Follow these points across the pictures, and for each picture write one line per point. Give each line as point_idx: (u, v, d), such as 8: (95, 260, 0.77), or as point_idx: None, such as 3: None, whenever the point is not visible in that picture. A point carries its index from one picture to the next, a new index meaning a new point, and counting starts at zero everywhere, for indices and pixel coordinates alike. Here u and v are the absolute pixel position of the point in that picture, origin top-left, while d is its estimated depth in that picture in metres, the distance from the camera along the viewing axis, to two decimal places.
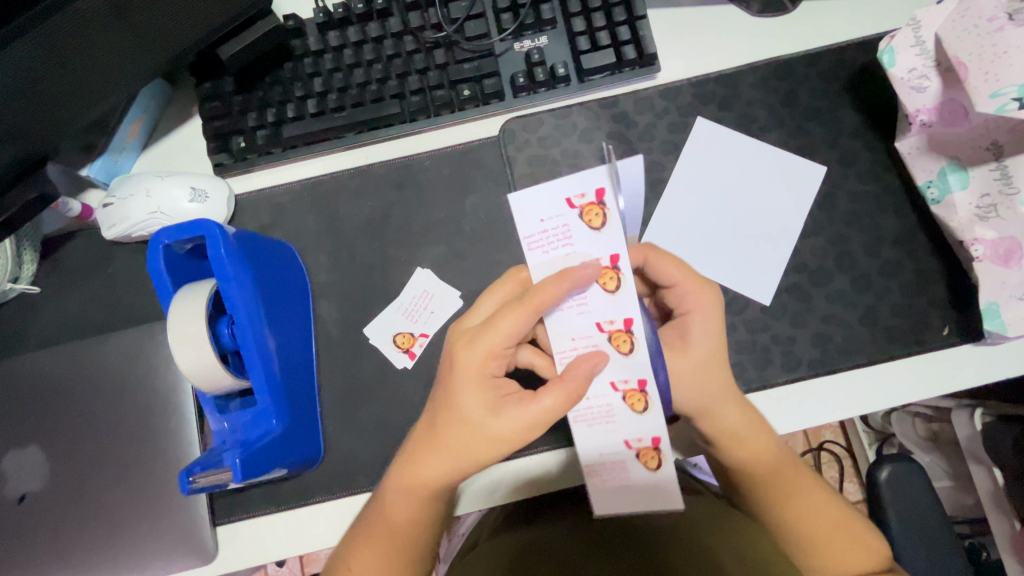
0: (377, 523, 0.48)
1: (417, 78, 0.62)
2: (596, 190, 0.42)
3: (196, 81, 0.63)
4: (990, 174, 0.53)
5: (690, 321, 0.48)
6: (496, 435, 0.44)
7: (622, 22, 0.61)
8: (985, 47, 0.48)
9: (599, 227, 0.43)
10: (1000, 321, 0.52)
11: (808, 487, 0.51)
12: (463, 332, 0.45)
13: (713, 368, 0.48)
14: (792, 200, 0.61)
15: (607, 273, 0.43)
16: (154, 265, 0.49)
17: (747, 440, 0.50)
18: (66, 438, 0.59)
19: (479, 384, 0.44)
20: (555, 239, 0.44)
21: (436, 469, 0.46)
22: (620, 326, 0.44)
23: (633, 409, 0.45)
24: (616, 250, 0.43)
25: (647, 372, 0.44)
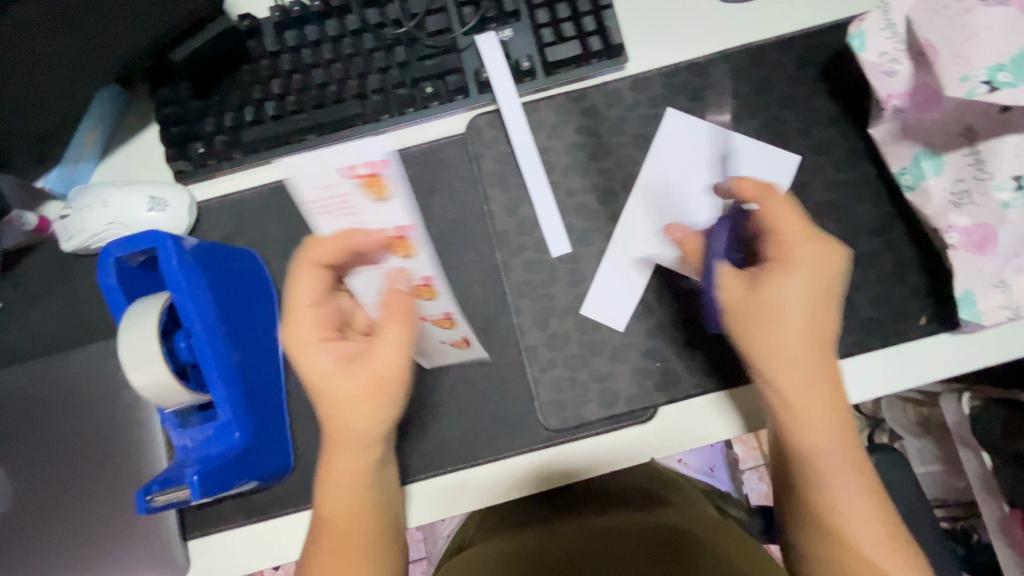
0: (320, 522, 0.46)
1: (378, 76, 0.60)
2: (372, 165, 0.41)
3: (150, 86, 0.61)
4: (965, 159, 0.51)
5: (791, 271, 0.45)
6: (345, 394, 0.43)
7: (587, 12, 0.60)
8: (956, 29, 0.47)
9: (382, 198, 0.43)
10: (976, 310, 0.51)
11: (863, 490, 0.45)
12: (300, 308, 0.45)
13: (806, 330, 0.44)
14: None
15: (397, 241, 0.45)
16: (105, 280, 0.48)
17: (817, 415, 0.44)
18: (32, 456, 0.58)
19: (321, 348, 0.44)
20: (375, 182, 0.61)
21: (351, 458, 0.44)
22: (420, 278, 0.46)
23: (446, 331, 0.52)
24: (413, 206, 0.55)
25: (444, 302, 0.48)
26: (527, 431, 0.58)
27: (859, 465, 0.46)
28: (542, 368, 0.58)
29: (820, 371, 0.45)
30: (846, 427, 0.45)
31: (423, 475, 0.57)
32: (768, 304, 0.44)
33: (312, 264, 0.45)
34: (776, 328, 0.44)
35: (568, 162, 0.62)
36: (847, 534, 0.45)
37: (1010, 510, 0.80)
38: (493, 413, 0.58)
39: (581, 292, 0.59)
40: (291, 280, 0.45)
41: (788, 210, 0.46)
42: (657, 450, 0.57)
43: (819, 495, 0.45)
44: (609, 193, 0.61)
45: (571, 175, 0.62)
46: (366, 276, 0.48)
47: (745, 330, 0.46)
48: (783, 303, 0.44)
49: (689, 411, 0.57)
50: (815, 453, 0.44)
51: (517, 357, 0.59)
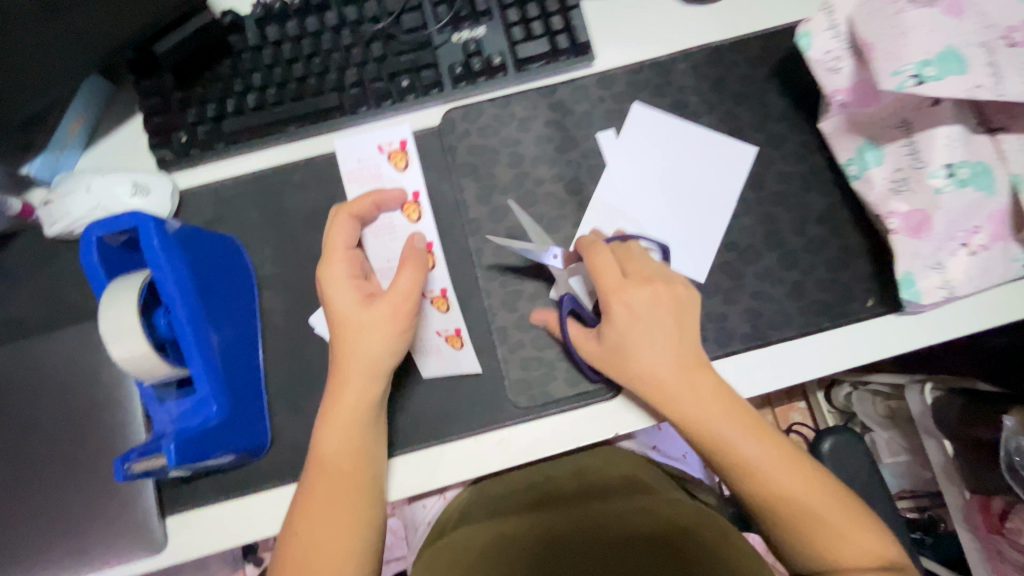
0: (313, 463, 0.51)
1: (355, 70, 0.63)
2: (398, 142, 0.62)
3: (134, 77, 0.63)
4: (902, 150, 0.55)
5: (627, 308, 0.50)
6: (368, 322, 0.51)
7: (555, 12, 0.63)
8: (888, 28, 0.51)
9: (405, 168, 0.62)
10: (915, 290, 0.55)
11: (801, 483, 0.46)
12: (337, 251, 0.53)
13: (668, 363, 0.49)
14: (725, 181, 0.63)
15: (410, 206, 0.62)
16: (87, 258, 0.49)
17: (727, 442, 0.47)
18: (11, 435, 0.59)
19: (349, 285, 0.52)
20: (369, 174, 0.62)
21: (361, 387, 0.51)
22: (410, 200, 0.62)
23: (439, 310, 0.61)
24: (417, 188, 0.62)
25: (442, 280, 0.61)
26: (496, 410, 0.60)
27: (796, 464, 0.47)
28: (511, 349, 0.61)
29: (702, 401, 0.48)
30: (764, 439, 0.48)
31: (396, 451, 0.60)
32: (625, 337, 0.50)
33: (346, 213, 0.55)
34: (645, 361, 0.49)
35: (537, 154, 0.65)
36: (830, 552, 0.45)
37: (970, 496, 0.81)
38: (463, 392, 0.60)
39: (549, 276, 0.62)
40: (329, 228, 0.54)
41: (606, 258, 0.52)
42: (625, 426, 0.59)
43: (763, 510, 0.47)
44: (576, 183, 0.64)
45: (540, 166, 0.65)
46: (377, 241, 0.60)
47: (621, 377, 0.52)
48: (644, 331, 0.49)
49: None
50: (737, 465, 0.47)
51: (487, 339, 0.62)
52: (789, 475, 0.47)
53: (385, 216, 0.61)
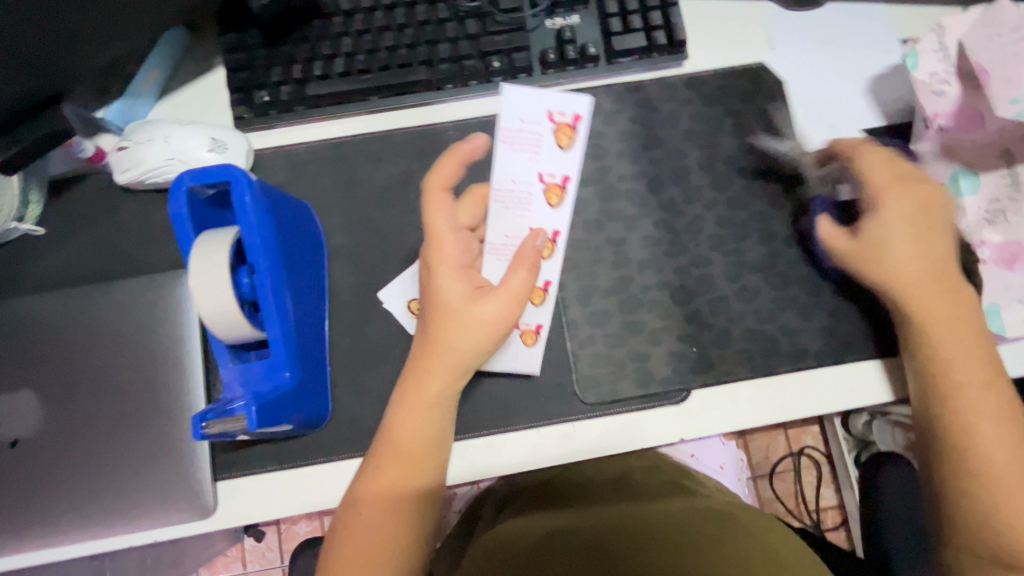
0: (385, 445, 0.50)
1: (447, 45, 0.61)
2: (570, 116, 0.60)
3: (220, 30, 0.62)
4: (1001, 180, 0.55)
5: (893, 208, 0.52)
6: (478, 319, 0.49)
7: (654, 7, 0.62)
8: (1008, 54, 0.50)
9: (567, 148, 0.60)
10: (1001, 323, 0.54)
11: (1001, 424, 0.49)
12: (444, 233, 0.51)
13: (925, 269, 0.51)
14: (879, 29, 0.64)
15: (552, 188, 0.60)
16: (176, 207, 0.48)
17: (955, 355, 0.50)
18: (64, 384, 0.58)
19: (458, 274, 0.50)
20: (528, 140, 0.59)
21: (444, 377, 0.50)
22: (557, 180, 0.60)
23: (534, 302, 0.59)
24: (569, 172, 0.60)
25: (551, 275, 0.60)
26: (561, 403, 0.59)
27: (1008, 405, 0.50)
28: (582, 344, 0.60)
29: (944, 307, 0.51)
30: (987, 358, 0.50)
31: (457, 436, 0.59)
32: (891, 230, 0.52)
33: (437, 187, 0.51)
34: (902, 258, 0.51)
35: (621, 149, 0.64)
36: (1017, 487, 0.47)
37: None
38: (530, 382, 0.59)
39: (624, 274, 0.61)
40: (427, 210, 0.51)
41: (882, 157, 0.53)
42: (688, 431, 0.59)
43: (965, 422, 0.49)
44: (658, 182, 0.63)
45: (623, 162, 0.64)
46: (501, 208, 0.59)
47: (864, 267, 0.53)
48: (907, 234, 0.51)
49: (719, 396, 0.59)
50: (960, 380, 0.50)
51: (557, 331, 0.61)
52: (998, 410, 0.49)
53: (529, 189, 0.59)
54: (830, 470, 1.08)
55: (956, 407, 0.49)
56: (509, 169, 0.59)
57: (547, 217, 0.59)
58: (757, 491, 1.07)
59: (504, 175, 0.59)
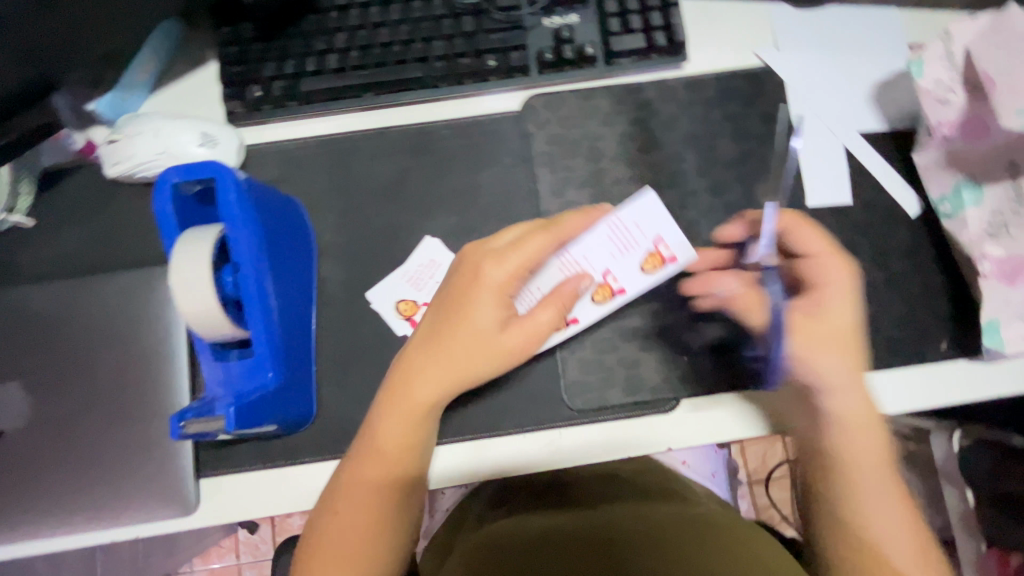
0: (366, 447, 0.49)
1: (443, 43, 0.60)
2: (671, 255, 0.56)
3: (214, 23, 0.61)
4: (1005, 193, 0.53)
5: (828, 290, 0.52)
6: (502, 346, 0.51)
7: (655, 7, 0.61)
8: (1015, 64, 0.48)
9: (646, 273, 0.56)
10: (999, 339, 0.54)
11: (891, 504, 0.50)
12: (505, 252, 0.51)
13: (847, 358, 0.52)
14: (882, 26, 0.63)
15: (603, 289, 0.56)
16: (160, 203, 0.47)
17: (862, 437, 0.51)
18: (51, 377, 0.58)
19: (494, 299, 0.51)
20: (622, 239, 0.56)
21: (437, 387, 0.50)
22: (612, 287, 0.56)
23: None
24: (627, 288, 0.56)
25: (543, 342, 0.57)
26: (549, 409, 0.58)
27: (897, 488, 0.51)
28: (571, 349, 0.59)
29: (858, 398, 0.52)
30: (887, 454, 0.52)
31: (443, 439, 0.58)
32: (817, 316, 0.52)
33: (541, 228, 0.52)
34: (828, 349, 0.51)
35: (618, 152, 0.63)
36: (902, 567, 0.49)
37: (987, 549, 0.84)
38: (519, 386, 0.59)
39: None
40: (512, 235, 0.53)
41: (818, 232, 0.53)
42: (675, 441, 0.58)
43: (856, 499, 0.51)
44: (655, 186, 0.62)
45: (619, 165, 0.63)
46: (557, 272, 0.55)
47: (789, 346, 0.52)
48: (836, 324, 0.52)
49: (708, 407, 0.58)
50: (856, 461, 0.51)
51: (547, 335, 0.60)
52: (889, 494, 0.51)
53: (594, 272, 0.56)
54: None
55: (852, 484, 0.51)
56: (591, 246, 0.55)
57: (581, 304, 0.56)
58: (752, 497, 1.07)
59: (581, 248, 0.55)
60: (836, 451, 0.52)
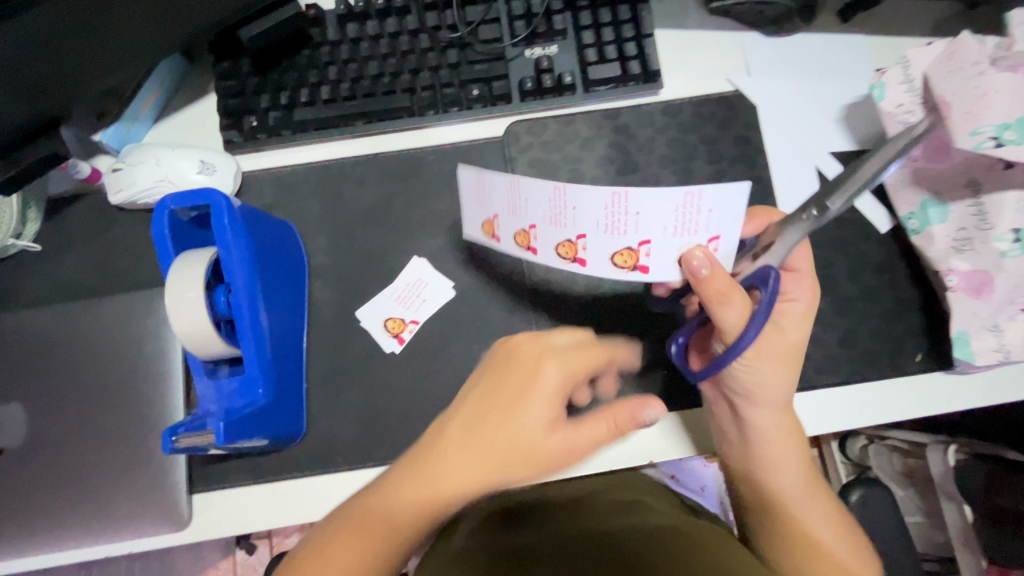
0: (372, 500, 0.43)
1: (429, 74, 0.64)
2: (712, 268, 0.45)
3: (214, 58, 0.65)
4: (968, 210, 0.55)
5: (793, 306, 0.50)
6: (550, 448, 0.42)
7: (630, 38, 0.64)
8: (969, 88, 0.51)
9: (676, 265, 0.46)
10: (969, 350, 0.55)
11: (814, 501, 0.53)
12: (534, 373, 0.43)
13: (782, 378, 0.50)
14: (848, 52, 0.66)
15: (627, 254, 0.45)
16: (157, 228, 0.50)
17: (780, 448, 0.52)
18: (51, 396, 0.60)
19: (537, 405, 0.42)
20: (693, 215, 0.42)
21: (469, 473, 0.41)
22: (637, 253, 0.45)
23: (515, 243, 0.48)
24: (649, 267, 0.45)
25: (542, 256, 0.47)
26: None
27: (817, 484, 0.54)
28: None
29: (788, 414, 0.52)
30: (809, 467, 0.54)
31: None
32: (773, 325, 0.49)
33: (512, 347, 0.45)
34: (771, 359, 0.48)
35: (597, 175, 0.66)
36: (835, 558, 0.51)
37: (987, 565, 0.82)
38: None
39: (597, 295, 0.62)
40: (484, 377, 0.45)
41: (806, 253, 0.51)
42: (648, 451, 0.60)
43: (785, 501, 0.52)
44: None
45: (599, 186, 0.65)
46: (603, 202, 0.42)
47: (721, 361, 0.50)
48: (790, 339, 0.49)
49: (681, 421, 0.60)
50: (779, 464, 0.52)
51: None
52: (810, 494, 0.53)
53: (644, 230, 0.43)
54: None
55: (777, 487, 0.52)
56: (651, 204, 0.41)
57: (599, 247, 0.45)
58: None
59: (641, 202, 0.41)
60: (768, 464, 0.52)
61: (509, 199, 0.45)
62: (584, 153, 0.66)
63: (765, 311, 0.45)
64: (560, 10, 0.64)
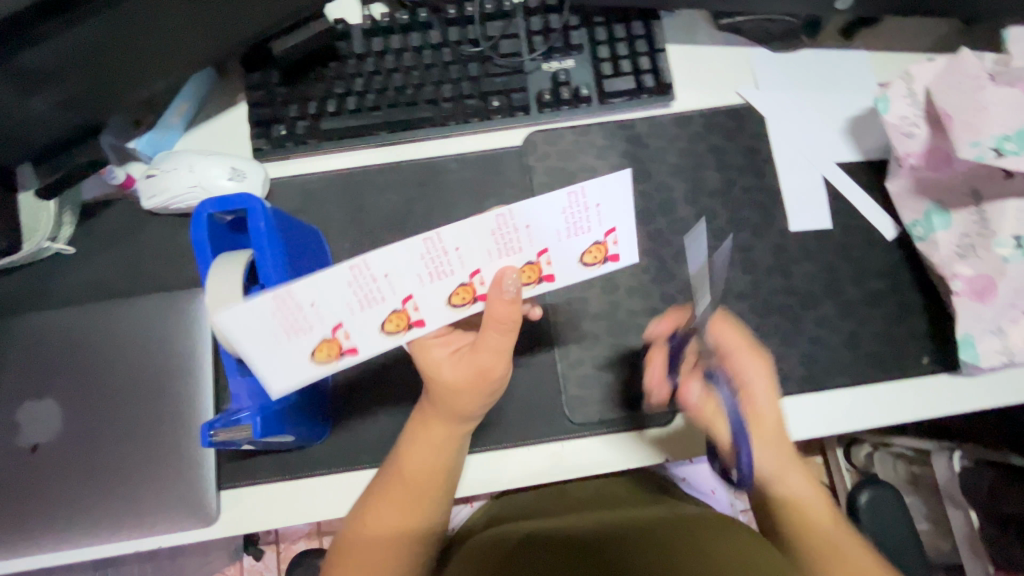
0: (394, 474, 0.51)
1: (451, 86, 0.66)
2: (616, 253, 0.45)
3: (244, 70, 0.67)
4: (970, 218, 0.58)
5: (747, 385, 0.53)
6: (453, 380, 0.48)
7: (643, 53, 0.67)
8: (969, 101, 0.54)
9: (582, 266, 0.45)
10: (975, 352, 0.57)
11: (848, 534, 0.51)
12: (440, 359, 0.49)
13: (769, 432, 0.52)
14: (851, 67, 0.69)
15: (530, 269, 0.44)
16: (196, 233, 0.52)
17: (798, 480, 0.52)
18: (83, 394, 0.61)
19: (445, 357, 0.50)
20: (573, 218, 0.42)
21: (441, 423, 0.51)
22: (535, 261, 0.44)
23: (391, 330, 0.44)
24: (555, 274, 0.45)
25: (430, 321, 0.44)
26: (550, 422, 0.62)
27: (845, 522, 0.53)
28: (570, 364, 0.63)
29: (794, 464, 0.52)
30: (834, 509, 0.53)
31: None
32: (750, 416, 0.52)
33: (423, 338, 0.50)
34: (760, 447, 0.52)
35: None
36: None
37: (993, 570, 0.83)
38: (520, 400, 0.62)
39: (612, 299, 0.64)
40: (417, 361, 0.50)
41: (727, 331, 0.54)
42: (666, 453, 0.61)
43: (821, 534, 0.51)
44: (647, 213, 0.67)
45: None
46: (488, 229, 0.41)
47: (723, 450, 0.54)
48: (760, 415, 0.52)
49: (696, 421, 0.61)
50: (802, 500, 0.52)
51: (547, 353, 0.63)
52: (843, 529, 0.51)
53: (522, 253, 0.43)
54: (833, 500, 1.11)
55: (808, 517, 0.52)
56: (540, 216, 0.41)
57: (497, 277, 0.44)
58: None
59: (492, 216, 0.41)
60: (787, 517, 0.52)
61: (356, 292, 0.41)
62: (599, 162, 0.69)
63: (739, 427, 0.49)
64: (577, 26, 0.67)
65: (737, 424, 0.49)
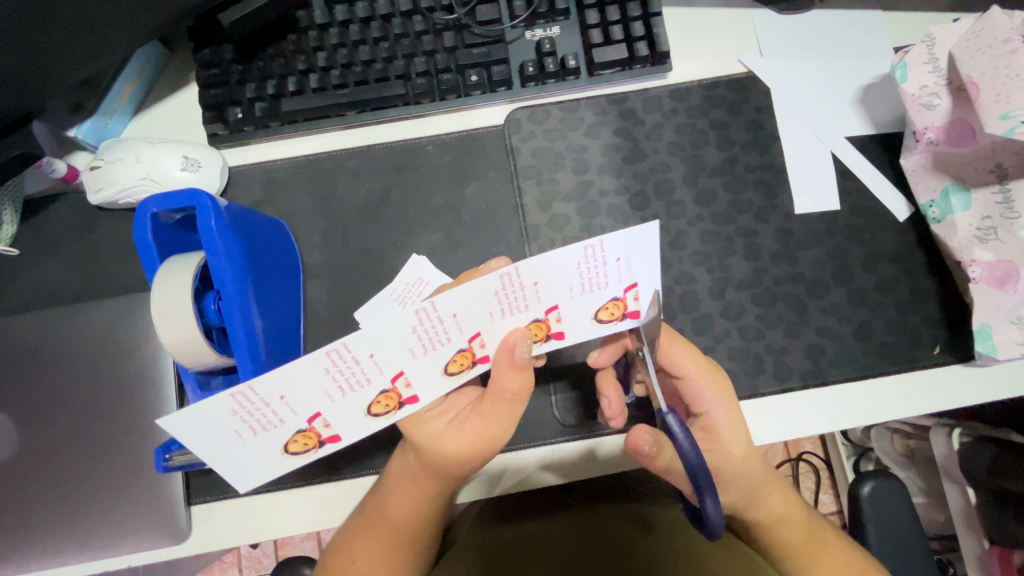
0: (384, 522, 0.50)
1: (424, 59, 0.60)
2: (634, 309, 0.42)
3: (194, 46, 0.60)
4: (993, 197, 0.53)
5: (711, 414, 0.49)
6: (457, 452, 0.45)
7: (637, 17, 0.60)
8: (998, 68, 0.48)
9: (594, 322, 0.42)
10: (992, 344, 0.53)
11: (822, 536, 0.53)
12: (438, 431, 0.46)
13: (748, 452, 0.50)
14: (863, 31, 0.63)
15: (538, 326, 0.42)
16: (141, 233, 0.48)
17: (777, 492, 0.52)
18: (38, 408, 0.57)
19: (441, 426, 0.46)
20: (588, 275, 0.37)
21: (437, 483, 0.49)
22: (542, 319, 0.41)
23: (380, 410, 0.41)
24: (565, 331, 0.43)
25: (422, 394, 0.43)
26: (539, 426, 0.58)
27: (818, 528, 0.54)
28: (559, 362, 0.59)
29: (769, 490, 0.51)
30: (806, 514, 0.54)
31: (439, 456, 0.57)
32: (714, 452, 0.49)
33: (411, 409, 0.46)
34: (723, 485, 0.49)
35: (603, 163, 0.63)
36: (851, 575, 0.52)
37: (988, 546, 0.81)
38: None
39: None
40: (409, 430, 0.46)
41: (681, 348, 0.48)
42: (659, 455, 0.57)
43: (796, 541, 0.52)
44: (642, 196, 0.62)
45: (605, 176, 0.62)
46: (491, 289, 0.36)
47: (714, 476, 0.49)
48: (728, 442, 0.49)
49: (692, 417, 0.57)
50: (783, 513, 0.52)
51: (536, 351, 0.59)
52: (816, 535, 0.53)
53: (527, 314, 0.40)
54: (828, 475, 1.11)
55: (786, 526, 0.52)
56: (550, 274, 0.36)
57: (506, 343, 0.42)
58: None
59: (490, 284, 0.36)
60: (766, 530, 0.52)
61: (334, 378, 0.37)
62: (589, 140, 0.63)
63: (699, 461, 0.41)
64: None
65: (696, 459, 0.41)
